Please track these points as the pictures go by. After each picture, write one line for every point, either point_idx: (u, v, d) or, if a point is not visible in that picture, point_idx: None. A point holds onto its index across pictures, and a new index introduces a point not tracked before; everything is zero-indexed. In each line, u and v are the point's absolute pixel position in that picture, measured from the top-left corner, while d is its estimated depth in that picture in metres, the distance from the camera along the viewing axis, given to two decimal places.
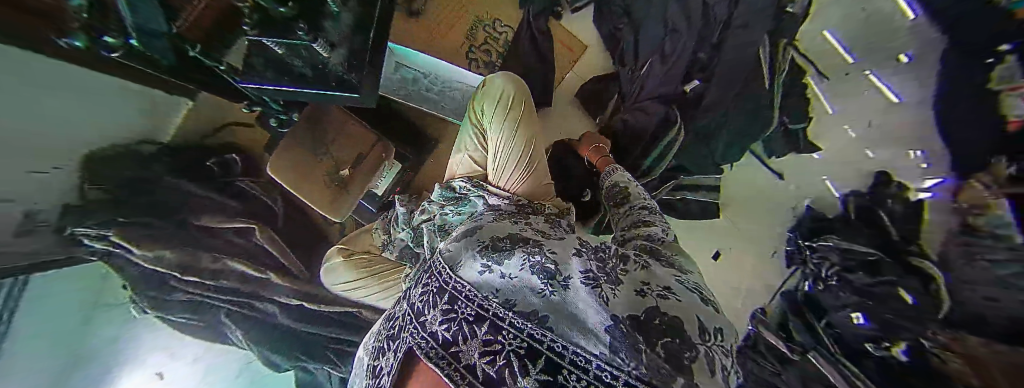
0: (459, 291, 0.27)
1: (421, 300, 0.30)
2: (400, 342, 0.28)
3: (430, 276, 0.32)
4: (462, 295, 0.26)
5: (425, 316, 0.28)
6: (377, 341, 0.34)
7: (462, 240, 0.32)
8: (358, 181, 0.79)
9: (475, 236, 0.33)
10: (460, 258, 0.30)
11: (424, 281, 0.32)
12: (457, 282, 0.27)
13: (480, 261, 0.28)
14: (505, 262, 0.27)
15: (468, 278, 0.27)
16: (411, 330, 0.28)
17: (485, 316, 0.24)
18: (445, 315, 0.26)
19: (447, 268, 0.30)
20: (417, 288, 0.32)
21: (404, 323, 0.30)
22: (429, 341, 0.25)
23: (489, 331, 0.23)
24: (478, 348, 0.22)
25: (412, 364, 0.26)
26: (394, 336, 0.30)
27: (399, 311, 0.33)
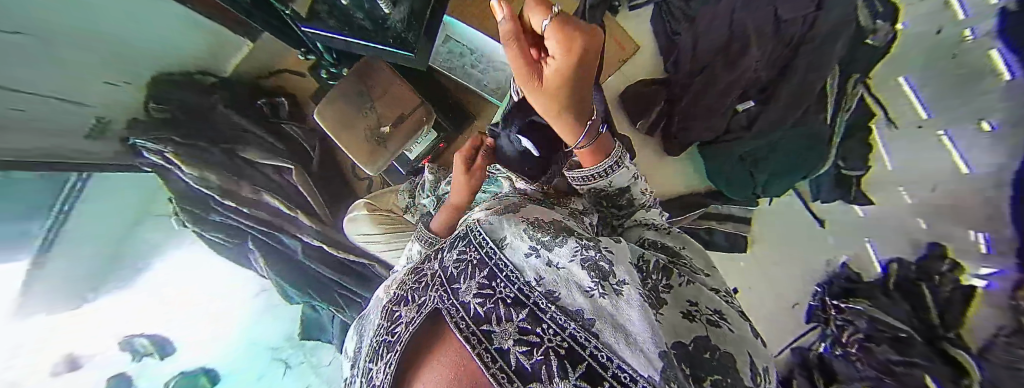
0: (500, 261, 0.29)
1: (457, 270, 0.31)
2: (428, 301, 0.29)
3: (468, 241, 0.34)
4: (507, 279, 0.27)
5: (459, 287, 0.28)
6: (397, 295, 0.35)
7: (512, 221, 0.33)
8: (397, 139, 0.79)
9: (521, 217, 0.34)
10: (510, 240, 0.31)
11: (462, 248, 0.33)
12: (499, 252, 0.30)
13: (531, 248, 0.29)
14: (546, 249, 0.29)
15: (516, 265, 0.28)
16: (442, 293, 0.29)
17: (529, 304, 0.25)
18: (483, 291, 0.27)
19: (494, 248, 0.31)
20: (452, 249, 0.34)
21: (434, 285, 0.31)
22: (461, 310, 0.25)
23: (529, 319, 0.23)
24: (515, 333, 0.22)
25: (436, 329, 0.27)
26: (419, 293, 0.31)
27: (427, 271, 0.34)
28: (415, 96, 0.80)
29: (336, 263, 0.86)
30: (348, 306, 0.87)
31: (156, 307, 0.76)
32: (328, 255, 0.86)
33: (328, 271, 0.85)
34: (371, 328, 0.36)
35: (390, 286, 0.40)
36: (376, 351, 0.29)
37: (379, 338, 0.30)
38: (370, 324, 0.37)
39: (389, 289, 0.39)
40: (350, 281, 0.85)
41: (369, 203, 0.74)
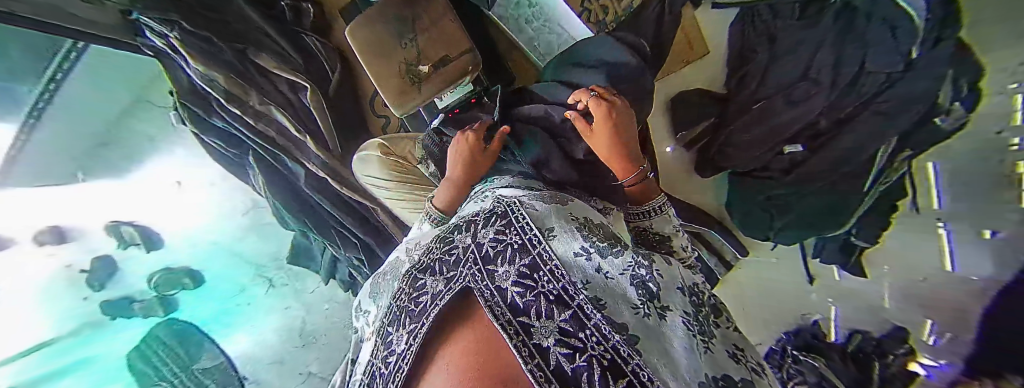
0: (542, 254, 0.30)
1: (495, 251, 0.32)
2: (462, 277, 0.30)
3: (507, 225, 0.35)
4: (550, 274, 0.28)
5: (498, 271, 0.30)
6: (424, 262, 0.36)
7: (563, 218, 0.34)
8: (433, 82, 0.75)
9: (571, 216, 0.36)
10: (559, 234, 0.32)
11: (502, 231, 0.34)
12: (542, 245, 0.31)
13: (583, 248, 0.31)
14: (592, 258, 0.30)
15: (562, 259, 0.30)
16: (476, 273, 0.30)
17: (572, 305, 0.25)
18: (523, 282, 0.28)
19: (540, 238, 0.32)
20: (490, 229, 0.35)
21: (468, 262, 0.32)
22: (499, 296, 0.27)
23: (571, 321, 0.24)
24: (554, 334, 0.23)
25: (468, 307, 0.28)
26: (450, 265, 0.33)
27: (461, 243, 0.35)
28: (465, 42, 0.75)
29: (341, 202, 0.82)
30: (345, 246, 0.86)
31: (124, 206, 1.13)
32: (333, 191, 0.82)
33: (332, 208, 0.82)
34: (395, 282, 0.39)
35: (413, 250, 0.42)
36: (402, 317, 0.32)
37: (408, 302, 0.33)
38: (389, 289, 0.39)
39: (412, 254, 0.41)
40: (352, 224, 0.82)
41: (382, 145, 0.69)
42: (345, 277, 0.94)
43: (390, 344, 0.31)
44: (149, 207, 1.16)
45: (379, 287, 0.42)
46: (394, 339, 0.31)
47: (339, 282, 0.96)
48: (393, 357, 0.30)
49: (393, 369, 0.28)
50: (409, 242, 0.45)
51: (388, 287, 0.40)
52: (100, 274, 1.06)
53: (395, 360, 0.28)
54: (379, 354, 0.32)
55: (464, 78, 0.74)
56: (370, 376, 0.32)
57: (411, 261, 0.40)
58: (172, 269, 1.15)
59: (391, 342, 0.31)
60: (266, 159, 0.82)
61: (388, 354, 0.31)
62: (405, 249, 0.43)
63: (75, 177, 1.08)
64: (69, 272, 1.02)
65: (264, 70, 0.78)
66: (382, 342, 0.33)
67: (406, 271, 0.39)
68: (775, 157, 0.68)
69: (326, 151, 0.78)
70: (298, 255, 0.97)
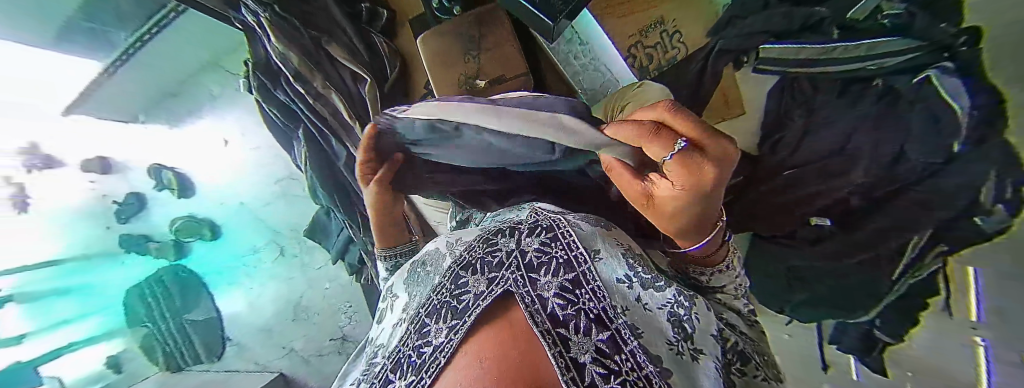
0: (590, 273, 0.30)
1: (539, 260, 0.31)
2: (504, 279, 0.30)
3: (557, 232, 0.34)
4: (592, 294, 0.28)
5: (541, 279, 0.29)
6: (467, 260, 0.35)
7: (610, 241, 0.34)
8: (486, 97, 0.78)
9: (616, 240, 0.35)
10: (606, 256, 0.32)
11: (548, 242, 0.33)
12: (590, 263, 0.31)
13: (626, 277, 0.31)
14: (638, 290, 0.30)
15: (605, 281, 0.30)
16: (518, 278, 0.29)
17: (611, 328, 0.26)
18: (565, 294, 0.27)
19: (587, 254, 0.31)
20: (541, 235, 0.34)
21: (512, 266, 0.31)
22: (541, 304, 0.27)
23: (610, 342, 0.24)
24: (593, 351, 0.23)
25: (507, 311, 0.28)
26: (493, 266, 0.32)
27: (505, 244, 0.34)
28: (522, 65, 0.78)
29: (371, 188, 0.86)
30: (363, 229, 0.87)
31: (172, 152, 1.36)
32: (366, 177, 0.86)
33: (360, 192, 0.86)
34: (433, 274, 0.40)
35: (455, 246, 0.41)
36: (440, 311, 0.32)
37: (447, 297, 0.33)
38: (427, 283, 0.39)
39: (454, 249, 0.41)
40: None
41: None
42: (353, 261, 0.96)
43: (426, 333, 0.31)
44: (186, 158, 1.37)
45: (416, 281, 0.42)
46: (426, 330, 0.31)
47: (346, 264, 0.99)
48: (426, 348, 0.29)
49: (427, 358, 0.28)
50: (448, 238, 0.45)
51: (423, 278, 0.41)
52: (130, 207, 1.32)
53: (429, 351, 0.28)
54: (411, 341, 0.32)
55: (515, 98, 0.78)
56: (398, 361, 0.32)
57: (450, 255, 0.40)
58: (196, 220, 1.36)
59: (426, 333, 0.31)
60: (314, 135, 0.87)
61: (421, 344, 0.30)
62: (445, 242, 0.44)
63: (136, 119, 1.33)
64: (104, 201, 1.30)
65: (332, 58, 0.82)
66: (417, 331, 0.33)
67: (443, 266, 0.39)
68: (802, 227, 0.67)
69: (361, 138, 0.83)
70: (314, 231, 1.00)
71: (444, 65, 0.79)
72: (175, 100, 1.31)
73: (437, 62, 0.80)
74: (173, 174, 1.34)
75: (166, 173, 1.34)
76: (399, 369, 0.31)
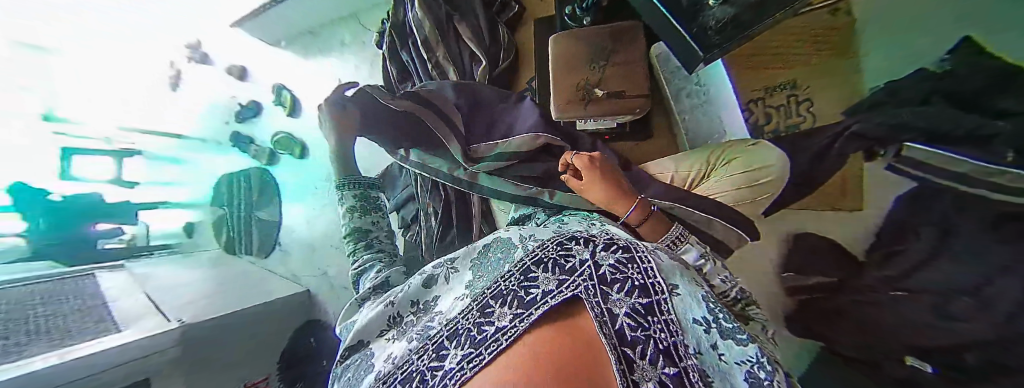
0: (665, 306, 0.28)
1: (613, 277, 0.29)
2: (576, 284, 0.28)
3: (639, 252, 0.31)
4: (664, 326, 0.27)
5: (613, 295, 0.28)
6: (540, 256, 0.34)
7: (687, 276, 0.31)
8: (600, 105, 0.77)
9: (693, 277, 0.33)
10: (683, 293, 0.29)
11: (625, 262, 0.30)
12: (668, 295, 0.28)
13: (702, 319, 0.28)
14: (714, 341, 0.27)
15: (679, 317, 0.28)
16: (592, 288, 0.28)
17: (677, 365, 0.24)
18: (635, 317, 0.26)
19: (665, 286, 0.29)
20: (623, 251, 0.31)
21: (585, 275, 0.29)
22: (610, 318, 0.26)
23: (676, 379, 0.23)
24: (657, 381, 0.23)
25: (576, 315, 0.27)
26: (566, 269, 0.31)
27: (581, 249, 0.32)
28: (645, 83, 0.77)
29: None
30: (431, 192, 0.93)
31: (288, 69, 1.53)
32: None
33: None
34: (500, 261, 0.39)
35: (528, 241, 0.41)
36: (507, 297, 0.32)
37: (515, 286, 0.32)
38: (495, 269, 0.39)
39: (527, 244, 0.40)
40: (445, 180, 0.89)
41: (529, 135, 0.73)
42: (407, 216, 1.03)
43: (488, 313, 0.31)
44: (299, 82, 1.51)
45: (482, 265, 0.42)
46: (486, 313, 0.31)
47: (399, 217, 1.06)
48: (488, 326, 0.29)
49: (487, 336, 0.28)
50: (523, 232, 0.45)
51: (486, 262, 0.41)
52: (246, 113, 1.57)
53: (490, 331, 0.28)
54: (473, 317, 0.32)
55: (627, 115, 0.77)
56: (455, 331, 0.32)
57: (518, 248, 0.39)
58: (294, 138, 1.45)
59: (489, 313, 0.31)
60: None
61: (483, 321, 0.30)
62: (513, 234, 0.44)
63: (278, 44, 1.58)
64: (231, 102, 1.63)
65: (459, 38, 0.89)
66: (479, 309, 0.33)
67: (509, 257, 0.39)
68: None
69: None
70: (383, 179, 1.08)
71: (562, 65, 0.81)
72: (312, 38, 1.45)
73: (563, 59, 0.81)
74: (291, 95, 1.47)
75: (286, 92, 1.47)
76: (455, 339, 0.31)
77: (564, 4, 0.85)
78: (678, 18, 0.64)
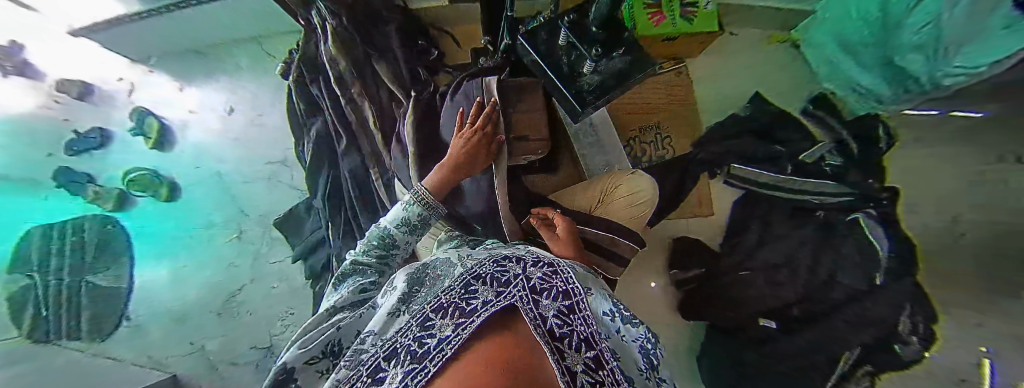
0: (579, 305, 0.36)
1: (543, 286, 0.35)
2: (512, 294, 0.33)
3: (560, 271, 0.39)
4: (583, 320, 0.34)
5: (544, 301, 0.33)
6: (479, 271, 0.38)
7: (596, 283, 0.44)
8: None
9: (601, 285, 0.45)
10: (595, 292, 0.41)
11: (550, 274, 0.37)
12: (579, 298, 0.36)
13: (610, 311, 0.40)
14: (617, 328, 0.38)
15: (593, 312, 0.37)
16: (526, 296, 0.33)
17: (595, 349, 0.32)
18: (562, 316, 0.32)
19: (582, 290, 0.39)
20: (546, 268, 0.38)
21: (519, 286, 0.34)
22: (543, 320, 0.31)
23: (594, 360, 0.30)
24: (584, 364, 0.28)
25: (514, 319, 0.31)
26: (502, 281, 0.35)
27: (514, 265, 0.38)
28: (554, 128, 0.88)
29: (367, 192, 0.74)
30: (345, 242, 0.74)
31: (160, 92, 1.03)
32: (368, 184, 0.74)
33: (355, 198, 0.73)
34: (435, 285, 0.40)
35: (465, 260, 0.44)
36: (447, 308, 0.33)
37: (457, 298, 0.34)
38: (434, 285, 0.40)
39: (464, 264, 0.42)
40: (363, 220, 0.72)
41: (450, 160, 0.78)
42: (315, 264, 0.80)
43: (428, 325, 0.32)
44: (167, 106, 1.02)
45: (420, 282, 0.43)
46: (421, 336, 0.30)
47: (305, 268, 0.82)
48: (429, 338, 0.29)
49: (430, 349, 0.27)
50: (460, 251, 0.49)
51: (421, 285, 0.42)
52: (86, 142, 0.85)
53: (433, 342, 0.28)
54: (411, 333, 0.32)
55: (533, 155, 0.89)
56: (391, 351, 0.30)
57: (454, 272, 0.41)
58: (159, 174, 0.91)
59: (430, 326, 0.31)
60: (331, 137, 0.76)
61: (424, 334, 0.30)
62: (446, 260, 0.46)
63: (145, 61, 1.07)
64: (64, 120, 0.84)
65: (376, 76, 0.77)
66: (417, 325, 0.33)
67: (445, 277, 0.41)
68: (752, 323, 0.73)
69: (375, 157, 0.73)
70: (285, 222, 0.84)
71: None
72: (195, 58, 1.10)
73: None
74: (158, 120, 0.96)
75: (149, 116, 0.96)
76: (393, 358, 0.29)
77: (482, 55, 0.87)
78: (557, 76, 0.70)
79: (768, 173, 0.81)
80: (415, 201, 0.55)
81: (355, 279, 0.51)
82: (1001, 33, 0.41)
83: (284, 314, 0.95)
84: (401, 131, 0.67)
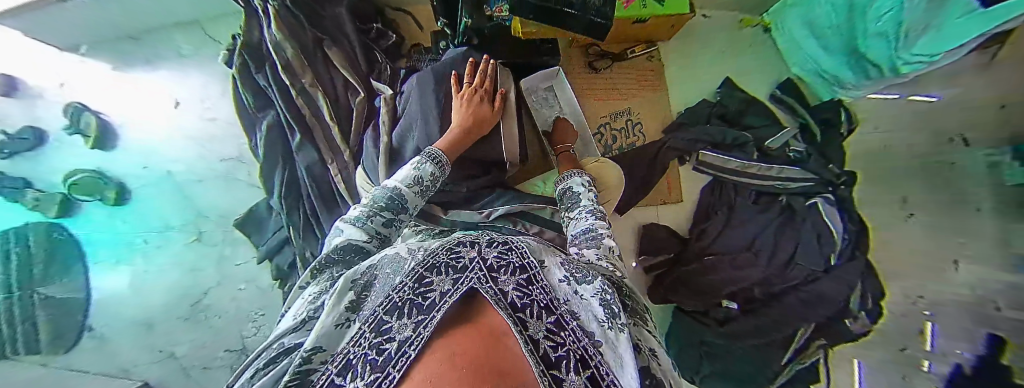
0: (533, 279, 0.37)
1: (500, 264, 0.36)
2: (469, 278, 0.33)
3: (509, 250, 0.39)
4: (541, 290, 0.36)
5: (501, 277, 0.34)
6: (432, 262, 0.36)
7: (552, 255, 0.44)
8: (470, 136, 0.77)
9: (556, 253, 0.46)
10: (550, 265, 0.41)
11: (505, 251, 0.39)
12: (533, 272, 0.38)
13: (564, 277, 0.40)
14: (581, 289, 0.39)
15: (550, 283, 0.38)
16: (481, 277, 0.33)
17: (556, 313, 0.33)
18: (521, 289, 0.34)
19: (536, 264, 0.40)
20: (496, 249, 0.39)
21: (475, 268, 0.35)
22: (503, 295, 0.32)
23: (555, 324, 0.31)
24: (544, 330, 0.29)
25: (472, 309, 0.31)
26: (457, 268, 0.35)
27: (466, 249, 0.38)
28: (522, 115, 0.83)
29: (326, 189, 0.69)
30: (306, 241, 0.70)
31: (91, 83, 0.90)
32: (327, 181, 0.69)
33: (313, 196, 0.69)
34: (393, 275, 0.38)
35: (418, 251, 0.42)
36: (403, 308, 0.31)
37: (410, 294, 0.33)
38: (387, 283, 0.38)
39: (418, 254, 0.41)
40: (323, 220, 0.68)
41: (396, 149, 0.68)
42: (283, 264, 0.78)
43: (385, 329, 0.30)
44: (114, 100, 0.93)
45: (370, 284, 0.40)
46: (383, 332, 0.29)
47: (272, 267, 0.80)
48: (388, 343, 0.27)
49: (390, 356, 0.26)
50: (409, 247, 0.45)
51: (379, 272, 0.40)
52: (19, 143, 0.83)
53: (393, 346, 0.26)
54: (366, 340, 0.29)
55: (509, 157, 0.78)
56: (346, 364, 0.28)
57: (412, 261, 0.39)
58: (105, 175, 0.86)
59: (386, 330, 0.29)
60: (284, 130, 0.71)
61: (380, 341, 0.28)
62: (405, 249, 0.44)
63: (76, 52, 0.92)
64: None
65: (330, 64, 0.72)
66: (373, 329, 0.30)
67: (403, 266, 0.40)
68: (714, 307, 0.75)
69: (332, 150, 0.69)
70: (244, 222, 0.81)
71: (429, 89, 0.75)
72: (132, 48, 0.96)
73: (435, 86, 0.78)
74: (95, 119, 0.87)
75: (86, 115, 0.87)
76: (350, 371, 0.27)
77: (441, 38, 0.79)
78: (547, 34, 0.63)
79: (734, 158, 0.79)
80: (427, 160, 0.54)
81: (326, 275, 0.44)
82: (957, 23, 0.43)
83: (254, 315, 0.84)
84: (386, 110, 0.66)
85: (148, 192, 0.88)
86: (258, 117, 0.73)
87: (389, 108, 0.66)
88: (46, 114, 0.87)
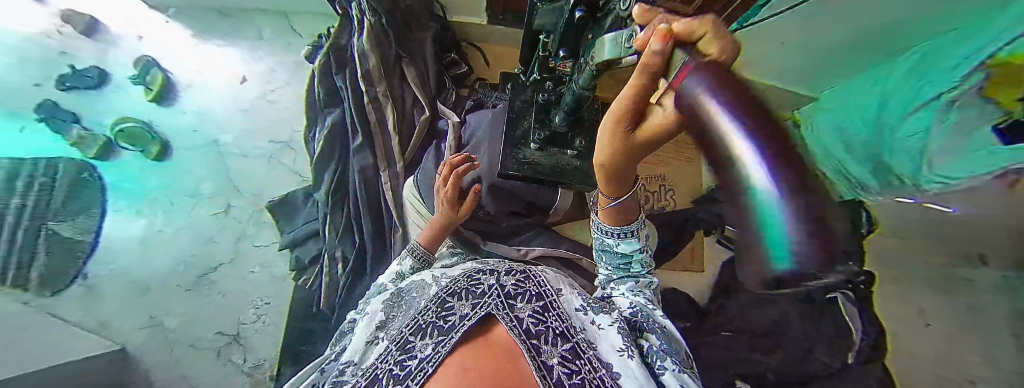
0: (552, 307, 0.33)
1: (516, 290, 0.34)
2: (488, 303, 0.32)
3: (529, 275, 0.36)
4: (557, 316, 0.32)
5: (517, 304, 0.32)
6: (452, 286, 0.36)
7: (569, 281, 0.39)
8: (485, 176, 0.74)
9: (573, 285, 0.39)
10: (566, 291, 0.36)
11: (521, 278, 0.35)
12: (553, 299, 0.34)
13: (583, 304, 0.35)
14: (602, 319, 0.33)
15: (567, 311, 0.33)
16: (500, 303, 0.32)
17: (572, 341, 0.30)
18: (537, 315, 0.32)
19: (552, 288, 0.35)
20: (514, 275, 0.36)
21: (493, 293, 0.33)
22: (517, 323, 0.30)
23: (570, 351, 0.29)
24: (558, 356, 0.28)
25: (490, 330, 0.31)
26: (476, 292, 0.34)
27: (486, 275, 0.36)
28: None
29: (373, 192, 0.71)
30: (342, 238, 0.71)
31: (168, 42, 0.94)
32: (376, 185, 0.71)
33: (360, 199, 0.70)
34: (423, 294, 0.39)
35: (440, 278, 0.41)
36: (425, 327, 0.32)
37: (433, 317, 0.33)
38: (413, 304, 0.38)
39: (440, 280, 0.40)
40: (364, 223, 0.69)
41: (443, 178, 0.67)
42: (304, 257, 0.78)
43: (408, 347, 0.31)
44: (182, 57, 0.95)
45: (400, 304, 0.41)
46: (409, 353, 0.30)
47: (291, 256, 0.80)
48: (410, 361, 0.30)
49: (410, 371, 0.29)
50: (435, 271, 0.46)
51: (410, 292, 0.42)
52: (83, 79, 0.84)
53: (413, 364, 0.29)
54: (391, 356, 0.31)
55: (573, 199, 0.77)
56: (373, 377, 0.31)
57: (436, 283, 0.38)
58: (152, 129, 0.88)
59: (409, 348, 0.31)
60: (346, 129, 0.74)
61: (404, 358, 0.30)
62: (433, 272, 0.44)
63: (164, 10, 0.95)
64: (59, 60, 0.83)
65: (404, 80, 0.77)
66: (397, 347, 0.32)
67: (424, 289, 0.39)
68: None
69: (388, 157, 0.72)
70: (279, 206, 0.82)
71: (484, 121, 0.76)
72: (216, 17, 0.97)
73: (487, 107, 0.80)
74: (162, 74, 0.90)
75: (154, 70, 0.90)
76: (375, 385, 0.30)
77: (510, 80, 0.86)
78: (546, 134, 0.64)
79: None
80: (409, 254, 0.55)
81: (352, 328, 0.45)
82: None
83: (259, 302, 0.82)
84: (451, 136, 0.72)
85: (189, 155, 0.89)
86: (326, 111, 0.76)
87: (455, 135, 0.71)
88: (116, 58, 0.90)
